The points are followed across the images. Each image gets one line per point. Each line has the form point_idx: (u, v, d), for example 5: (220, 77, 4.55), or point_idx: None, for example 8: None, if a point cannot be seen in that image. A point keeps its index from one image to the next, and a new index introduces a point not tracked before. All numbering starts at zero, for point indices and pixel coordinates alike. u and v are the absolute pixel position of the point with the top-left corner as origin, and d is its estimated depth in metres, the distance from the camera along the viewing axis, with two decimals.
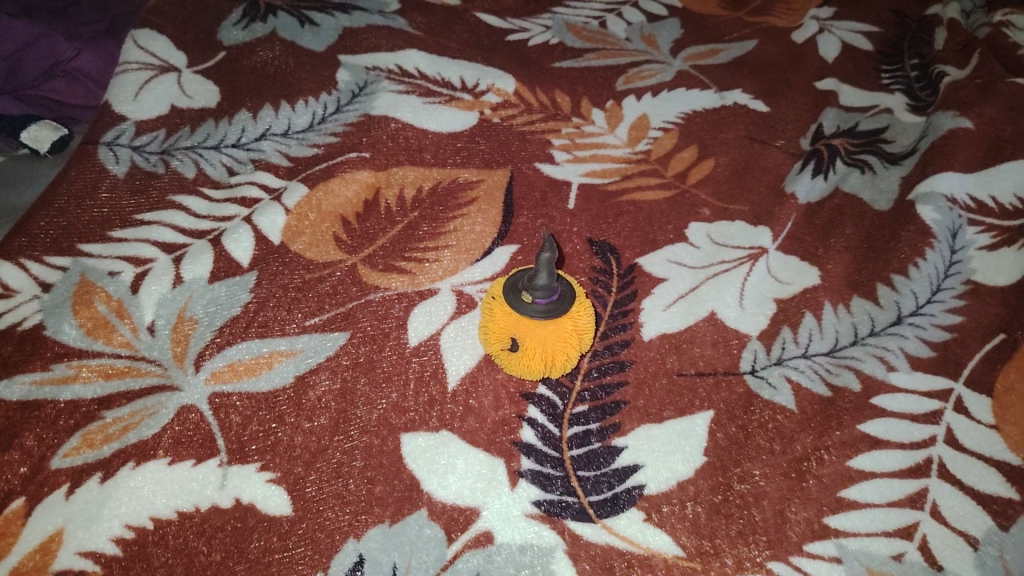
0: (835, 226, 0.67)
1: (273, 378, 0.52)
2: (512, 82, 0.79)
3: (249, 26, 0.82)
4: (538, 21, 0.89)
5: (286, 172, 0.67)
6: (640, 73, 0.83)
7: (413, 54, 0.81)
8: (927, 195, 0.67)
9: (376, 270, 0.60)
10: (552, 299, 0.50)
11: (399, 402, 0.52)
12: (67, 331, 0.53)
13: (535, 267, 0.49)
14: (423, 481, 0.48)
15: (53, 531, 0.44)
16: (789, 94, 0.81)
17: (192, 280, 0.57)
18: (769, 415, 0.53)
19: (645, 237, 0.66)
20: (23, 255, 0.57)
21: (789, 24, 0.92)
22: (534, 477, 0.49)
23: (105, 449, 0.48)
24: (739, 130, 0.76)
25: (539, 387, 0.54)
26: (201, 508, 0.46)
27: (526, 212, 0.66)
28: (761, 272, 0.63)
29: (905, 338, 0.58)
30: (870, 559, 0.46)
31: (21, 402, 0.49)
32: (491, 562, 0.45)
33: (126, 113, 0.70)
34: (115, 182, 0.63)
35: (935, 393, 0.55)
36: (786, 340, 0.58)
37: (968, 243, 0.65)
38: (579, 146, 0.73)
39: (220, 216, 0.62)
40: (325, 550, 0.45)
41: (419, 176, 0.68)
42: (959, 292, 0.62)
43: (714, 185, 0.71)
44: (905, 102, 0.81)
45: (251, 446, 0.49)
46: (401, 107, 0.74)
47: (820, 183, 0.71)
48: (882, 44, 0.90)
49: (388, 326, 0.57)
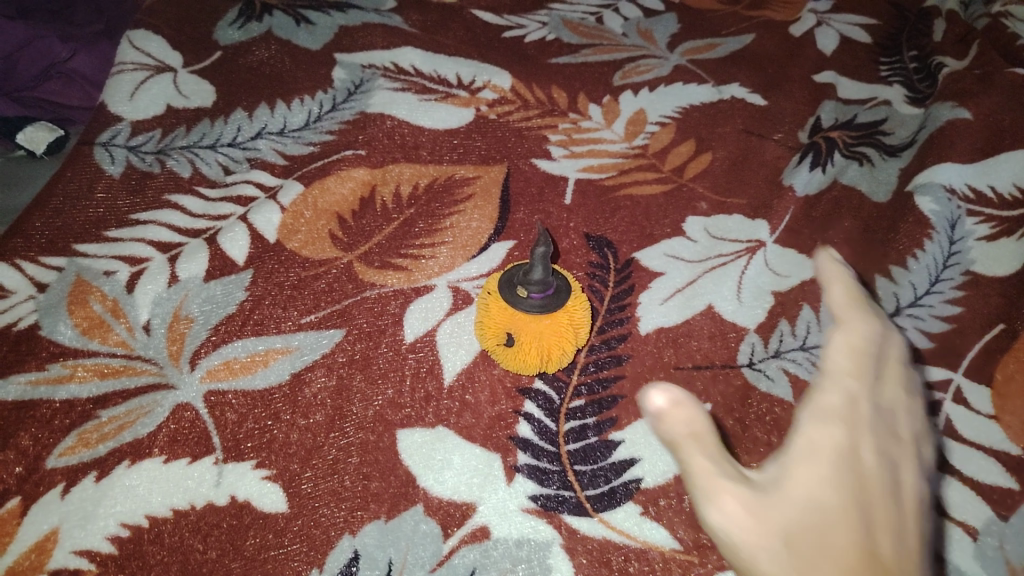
0: (833, 219, 0.67)
1: (269, 376, 0.52)
2: (508, 79, 0.79)
3: (244, 26, 0.81)
4: (535, 17, 0.88)
5: (282, 170, 0.66)
6: (636, 68, 0.82)
7: (409, 51, 0.80)
8: (926, 186, 0.67)
9: (372, 268, 0.60)
10: (547, 293, 0.50)
11: (395, 399, 0.52)
12: (62, 331, 0.53)
13: (530, 262, 0.49)
14: (419, 477, 0.48)
15: (48, 530, 0.44)
16: (787, 87, 0.81)
17: (188, 279, 0.57)
18: (767, 407, 0.53)
19: (642, 231, 0.65)
20: (18, 255, 0.57)
21: (787, 16, 0.92)
22: (530, 472, 0.49)
23: (100, 448, 0.48)
24: (736, 124, 0.76)
25: (535, 383, 0.54)
26: (196, 506, 0.46)
27: (523, 208, 0.66)
28: (758, 266, 0.63)
29: (904, 329, 0.59)
30: None
31: (16, 402, 0.49)
32: (487, 557, 0.45)
33: (121, 114, 0.70)
34: (110, 182, 0.63)
35: (934, 384, 0.56)
36: (784, 332, 0.58)
37: (967, 234, 0.64)
38: (575, 142, 0.73)
39: (216, 215, 0.62)
40: (321, 546, 0.45)
41: (415, 173, 0.68)
42: (958, 283, 0.61)
43: (712, 179, 0.70)
44: (903, 94, 0.81)
45: (246, 444, 0.49)
46: (397, 105, 0.74)
47: (819, 176, 0.70)
48: (881, 36, 0.90)
49: (384, 323, 0.56)
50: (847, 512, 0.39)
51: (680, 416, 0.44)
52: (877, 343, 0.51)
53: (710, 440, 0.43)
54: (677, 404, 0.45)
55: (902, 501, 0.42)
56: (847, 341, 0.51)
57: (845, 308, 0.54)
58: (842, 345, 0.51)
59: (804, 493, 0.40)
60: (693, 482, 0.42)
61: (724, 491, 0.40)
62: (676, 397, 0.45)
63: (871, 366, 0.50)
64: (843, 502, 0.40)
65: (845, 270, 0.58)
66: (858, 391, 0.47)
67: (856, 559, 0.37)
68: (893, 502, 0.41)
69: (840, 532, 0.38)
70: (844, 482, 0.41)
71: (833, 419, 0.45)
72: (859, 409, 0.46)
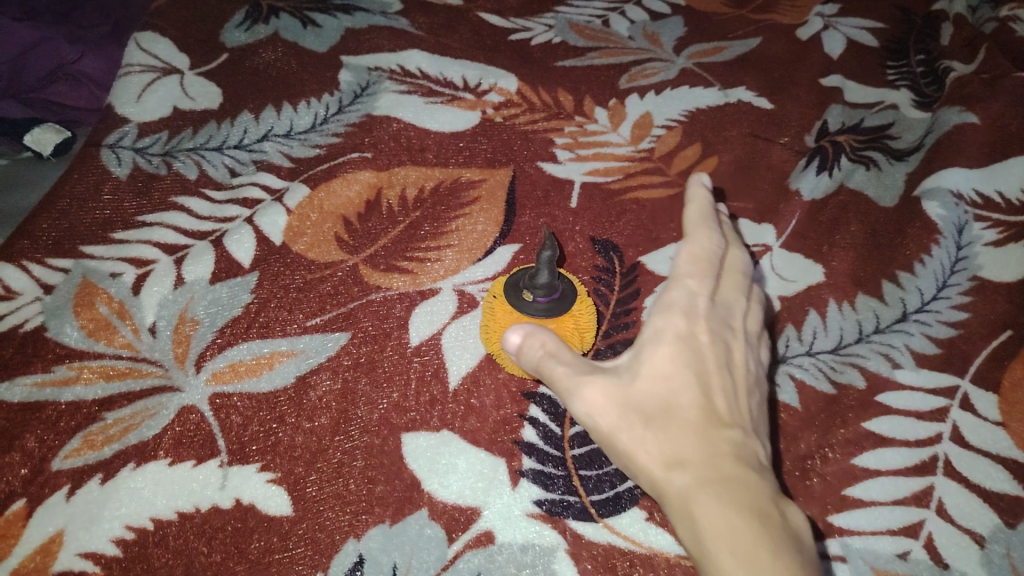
0: (840, 224, 0.66)
1: (274, 379, 0.52)
2: (514, 81, 0.78)
3: (251, 27, 0.81)
4: (541, 20, 0.88)
5: (287, 172, 0.67)
6: (642, 71, 0.82)
7: (415, 54, 0.80)
8: (933, 191, 0.67)
9: (378, 271, 0.60)
10: (552, 297, 0.51)
11: (400, 402, 0.52)
12: (69, 333, 0.53)
13: (536, 266, 0.50)
14: (424, 481, 0.48)
15: (54, 532, 0.44)
16: (794, 91, 0.80)
17: (193, 281, 0.57)
18: (772, 413, 0.54)
19: (648, 235, 0.65)
20: (25, 257, 0.57)
21: (794, 20, 0.91)
22: (535, 477, 0.49)
23: (105, 450, 0.48)
24: (743, 127, 0.76)
25: (540, 386, 0.54)
26: (201, 509, 0.46)
27: (528, 211, 0.66)
28: (764, 271, 0.62)
29: (911, 335, 0.58)
30: (875, 558, 0.47)
31: (22, 404, 0.49)
32: (491, 562, 0.45)
33: (128, 116, 0.70)
34: (117, 184, 0.64)
35: (941, 390, 0.55)
36: (790, 337, 0.58)
37: (974, 239, 0.64)
38: (581, 145, 0.73)
39: (221, 217, 0.62)
40: (325, 549, 0.45)
41: (421, 176, 0.68)
42: (965, 288, 0.61)
43: (718, 183, 0.70)
44: (910, 98, 0.81)
45: (251, 447, 0.49)
46: (403, 107, 0.74)
47: (825, 181, 0.70)
48: (888, 40, 0.89)
49: (389, 326, 0.56)
50: (688, 382, 0.45)
51: (531, 342, 0.47)
52: (718, 254, 0.54)
53: (563, 348, 0.47)
54: (528, 334, 0.47)
55: (739, 373, 0.48)
56: (689, 254, 0.54)
57: (694, 222, 0.56)
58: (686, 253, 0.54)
59: (651, 374, 0.45)
60: (553, 379, 0.46)
61: (578, 382, 0.45)
62: (525, 329, 0.48)
63: (714, 269, 0.53)
64: (685, 374, 0.46)
65: (708, 191, 0.59)
66: (700, 289, 0.51)
67: (701, 413, 0.44)
68: (727, 372, 0.47)
69: (683, 398, 0.44)
70: (682, 361, 0.46)
71: (674, 312, 0.49)
72: (698, 305, 0.50)
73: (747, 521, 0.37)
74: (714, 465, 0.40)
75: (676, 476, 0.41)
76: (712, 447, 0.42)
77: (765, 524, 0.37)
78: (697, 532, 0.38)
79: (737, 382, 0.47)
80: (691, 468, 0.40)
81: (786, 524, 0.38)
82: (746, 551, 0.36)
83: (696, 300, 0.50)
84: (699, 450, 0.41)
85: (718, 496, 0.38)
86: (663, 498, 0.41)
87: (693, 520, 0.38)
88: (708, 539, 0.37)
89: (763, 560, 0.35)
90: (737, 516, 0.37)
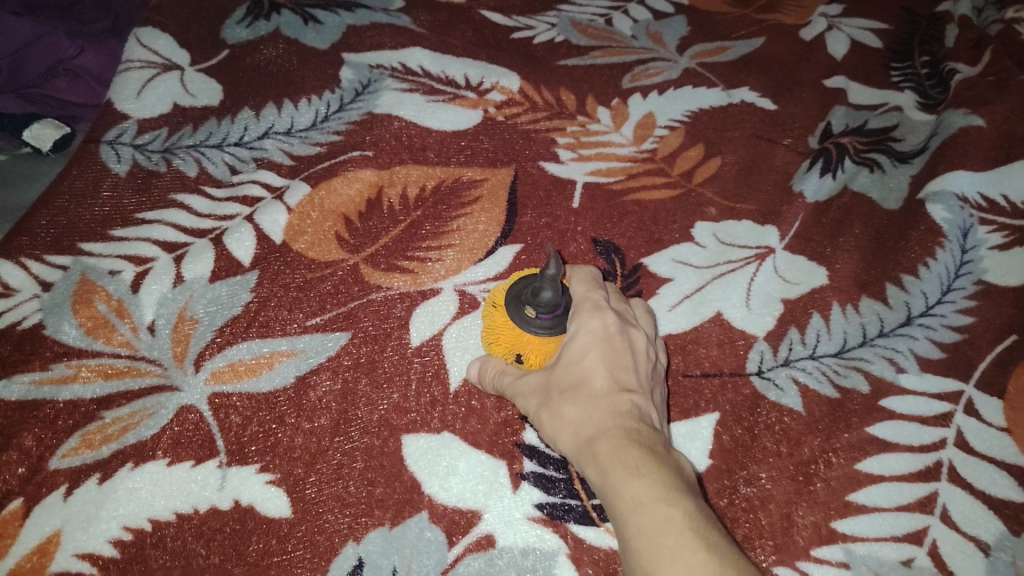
0: (844, 226, 0.66)
1: (274, 379, 0.52)
2: (516, 80, 0.78)
3: (252, 24, 0.81)
4: (543, 18, 0.87)
5: (288, 170, 0.66)
6: (645, 71, 0.82)
7: (416, 51, 0.80)
8: (937, 194, 0.66)
9: (378, 270, 0.60)
10: (555, 314, 0.50)
11: (400, 403, 0.52)
12: (67, 331, 0.53)
13: (539, 281, 0.49)
14: (425, 483, 0.48)
15: (50, 533, 0.44)
16: (798, 92, 0.80)
17: (193, 279, 0.57)
18: (776, 416, 0.53)
19: (651, 237, 0.65)
20: (23, 253, 0.57)
21: (798, 20, 0.91)
22: (536, 480, 0.49)
23: (103, 450, 0.48)
24: (746, 128, 0.75)
25: None
26: (200, 510, 0.46)
27: (530, 211, 0.66)
28: (768, 272, 0.62)
29: (915, 339, 0.58)
30: (878, 564, 0.47)
31: (20, 402, 0.49)
32: (492, 566, 0.45)
33: (128, 112, 0.69)
34: (116, 181, 0.63)
35: (945, 395, 0.55)
36: (793, 340, 0.58)
37: (979, 243, 0.64)
38: (584, 145, 0.72)
39: (221, 215, 0.61)
40: (325, 553, 0.45)
41: (422, 175, 0.67)
42: (970, 292, 0.61)
43: (721, 185, 0.70)
44: (915, 100, 0.80)
45: (250, 447, 0.48)
46: (404, 105, 0.73)
47: (829, 183, 0.70)
48: (892, 41, 0.89)
49: (390, 326, 0.56)
50: (596, 357, 0.46)
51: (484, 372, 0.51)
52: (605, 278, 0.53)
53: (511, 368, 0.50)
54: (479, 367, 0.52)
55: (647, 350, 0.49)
56: (580, 277, 0.52)
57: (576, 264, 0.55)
58: (579, 274, 0.52)
59: (563, 358, 0.47)
60: (503, 388, 0.49)
61: (521, 382, 0.48)
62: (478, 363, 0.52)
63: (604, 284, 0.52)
64: (591, 348, 0.47)
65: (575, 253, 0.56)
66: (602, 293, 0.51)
67: (607, 377, 0.46)
68: (636, 345, 0.48)
69: (592, 369, 0.46)
70: (590, 338, 0.47)
71: (582, 310, 0.49)
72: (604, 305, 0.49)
73: (641, 451, 0.39)
74: (616, 415, 0.43)
75: (584, 431, 0.43)
76: (613, 400, 0.44)
77: (656, 453, 0.39)
78: (598, 467, 0.40)
79: (644, 360, 0.48)
80: (595, 418, 0.43)
81: (673, 456, 0.40)
82: (636, 465, 0.38)
83: (597, 297, 0.50)
84: (602, 402, 0.44)
85: (616, 433, 0.41)
86: (576, 453, 0.43)
87: (597, 457, 0.41)
88: (606, 464, 0.39)
89: (649, 472, 0.38)
90: (631, 445, 0.40)
